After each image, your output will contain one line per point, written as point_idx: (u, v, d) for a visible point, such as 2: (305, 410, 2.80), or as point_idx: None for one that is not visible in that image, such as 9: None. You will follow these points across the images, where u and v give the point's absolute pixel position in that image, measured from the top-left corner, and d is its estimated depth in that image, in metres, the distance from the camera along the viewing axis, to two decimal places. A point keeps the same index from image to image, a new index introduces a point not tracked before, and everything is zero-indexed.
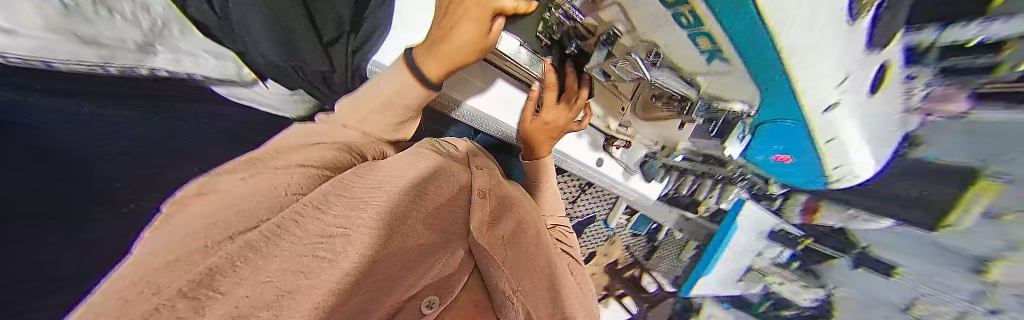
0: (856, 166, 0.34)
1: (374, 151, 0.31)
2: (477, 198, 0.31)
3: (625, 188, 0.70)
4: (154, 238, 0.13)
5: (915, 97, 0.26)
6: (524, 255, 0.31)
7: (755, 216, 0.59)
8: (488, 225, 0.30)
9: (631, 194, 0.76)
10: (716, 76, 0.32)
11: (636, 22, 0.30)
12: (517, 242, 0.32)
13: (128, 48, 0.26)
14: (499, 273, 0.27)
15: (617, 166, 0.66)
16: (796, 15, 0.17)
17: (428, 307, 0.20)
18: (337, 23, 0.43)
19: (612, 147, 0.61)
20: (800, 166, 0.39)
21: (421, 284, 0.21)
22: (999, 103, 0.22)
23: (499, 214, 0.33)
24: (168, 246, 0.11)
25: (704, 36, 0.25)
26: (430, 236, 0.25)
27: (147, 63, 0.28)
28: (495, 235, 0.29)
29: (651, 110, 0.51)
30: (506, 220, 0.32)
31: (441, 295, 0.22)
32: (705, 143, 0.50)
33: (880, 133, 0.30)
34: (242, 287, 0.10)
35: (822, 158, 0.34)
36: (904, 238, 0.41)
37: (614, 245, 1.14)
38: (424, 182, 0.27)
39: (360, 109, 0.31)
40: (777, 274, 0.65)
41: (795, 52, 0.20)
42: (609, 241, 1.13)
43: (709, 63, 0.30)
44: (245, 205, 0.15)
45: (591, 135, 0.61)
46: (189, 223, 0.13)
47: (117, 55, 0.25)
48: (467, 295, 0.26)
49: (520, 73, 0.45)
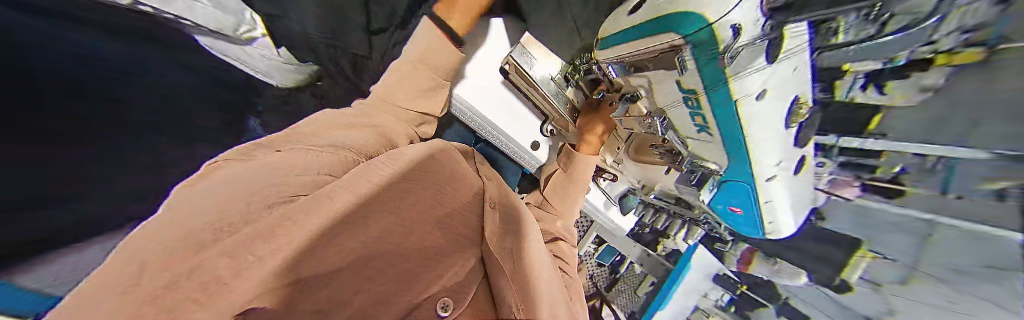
0: (783, 224, 0.35)
1: (402, 138, 0.40)
2: (488, 209, 0.39)
3: (605, 217, 0.82)
4: (171, 205, 0.19)
5: (824, 179, 0.34)
6: (523, 267, 0.36)
7: (704, 259, 0.68)
8: (495, 234, 0.36)
9: (608, 225, 0.85)
10: (701, 143, 0.32)
11: (656, 93, 0.33)
12: (516, 254, 0.36)
13: None
14: (505, 282, 0.31)
15: (601, 194, 0.79)
16: (756, 128, 0.21)
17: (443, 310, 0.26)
18: (388, 18, 0.58)
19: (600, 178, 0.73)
20: (745, 220, 0.38)
21: (437, 286, 0.27)
22: (877, 195, 0.31)
23: (502, 227, 0.39)
24: (171, 231, 0.16)
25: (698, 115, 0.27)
26: (445, 238, 0.32)
27: None
28: (502, 246, 0.36)
29: (642, 153, 0.57)
30: (508, 236, 0.38)
31: (459, 291, 0.28)
32: (685, 189, 0.48)
33: (801, 202, 0.33)
34: (246, 273, 0.15)
35: (762, 218, 0.35)
36: (818, 293, 0.43)
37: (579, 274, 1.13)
38: (438, 189, 0.34)
39: (402, 76, 0.43)
40: (717, 316, 0.68)
41: (756, 141, 0.22)
42: None
43: (699, 133, 0.30)
44: (252, 193, 0.21)
45: None
46: (196, 198, 0.20)
47: None
48: (475, 306, 0.29)
49: (543, 101, 0.63)
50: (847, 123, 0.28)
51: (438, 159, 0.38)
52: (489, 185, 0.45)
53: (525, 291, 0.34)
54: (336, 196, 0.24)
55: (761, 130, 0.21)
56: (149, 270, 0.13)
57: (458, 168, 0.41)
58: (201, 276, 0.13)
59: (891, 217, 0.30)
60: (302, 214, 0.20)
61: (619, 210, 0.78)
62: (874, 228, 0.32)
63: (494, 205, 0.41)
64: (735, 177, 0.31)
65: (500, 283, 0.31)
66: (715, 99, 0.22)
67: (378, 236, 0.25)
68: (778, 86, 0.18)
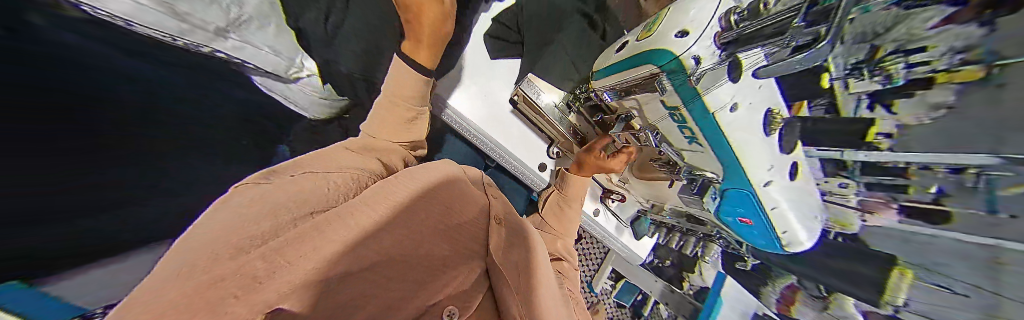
0: (801, 235, 0.35)
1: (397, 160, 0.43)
2: (493, 223, 0.39)
3: (619, 242, 0.81)
4: (219, 210, 0.21)
5: (851, 199, 0.29)
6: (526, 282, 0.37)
7: None
8: (501, 248, 0.37)
9: (624, 250, 0.85)
10: (697, 154, 0.41)
11: (648, 113, 0.46)
12: (520, 271, 0.37)
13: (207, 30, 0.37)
14: (508, 294, 0.31)
15: (613, 218, 0.79)
16: (735, 129, 0.33)
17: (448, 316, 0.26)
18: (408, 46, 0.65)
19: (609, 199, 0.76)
20: (756, 231, 0.39)
21: (444, 293, 0.27)
22: (917, 219, 0.24)
23: (507, 243, 0.39)
24: (211, 241, 0.17)
25: (687, 129, 0.39)
26: (455, 249, 0.32)
27: (213, 43, 0.39)
28: (508, 260, 0.36)
29: (646, 171, 0.60)
30: (513, 250, 0.39)
31: (464, 301, 0.29)
32: (688, 199, 0.50)
33: (806, 213, 0.33)
34: (281, 277, 0.16)
35: (774, 226, 0.36)
36: None
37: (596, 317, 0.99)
38: (449, 200, 0.35)
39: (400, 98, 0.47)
40: None
41: (735, 131, 0.33)
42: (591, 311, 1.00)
43: (690, 144, 0.41)
44: (285, 204, 0.23)
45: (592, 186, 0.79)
46: (237, 206, 0.21)
47: (189, 34, 0.35)
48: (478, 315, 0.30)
49: (552, 129, 0.70)
50: (837, 133, 0.28)
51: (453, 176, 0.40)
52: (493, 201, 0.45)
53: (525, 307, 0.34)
54: (356, 211, 0.25)
55: (738, 131, 0.33)
56: (203, 268, 0.14)
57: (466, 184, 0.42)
58: (237, 276, 0.14)
59: (936, 245, 0.23)
60: (329, 223, 0.22)
61: (633, 234, 0.80)
62: (926, 249, 0.23)
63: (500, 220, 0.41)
64: (736, 184, 0.37)
65: (505, 292, 0.31)
66: (697, 113, 0.35)
67: (389, 241, 0.25)
68: (744, 102, 0.32)
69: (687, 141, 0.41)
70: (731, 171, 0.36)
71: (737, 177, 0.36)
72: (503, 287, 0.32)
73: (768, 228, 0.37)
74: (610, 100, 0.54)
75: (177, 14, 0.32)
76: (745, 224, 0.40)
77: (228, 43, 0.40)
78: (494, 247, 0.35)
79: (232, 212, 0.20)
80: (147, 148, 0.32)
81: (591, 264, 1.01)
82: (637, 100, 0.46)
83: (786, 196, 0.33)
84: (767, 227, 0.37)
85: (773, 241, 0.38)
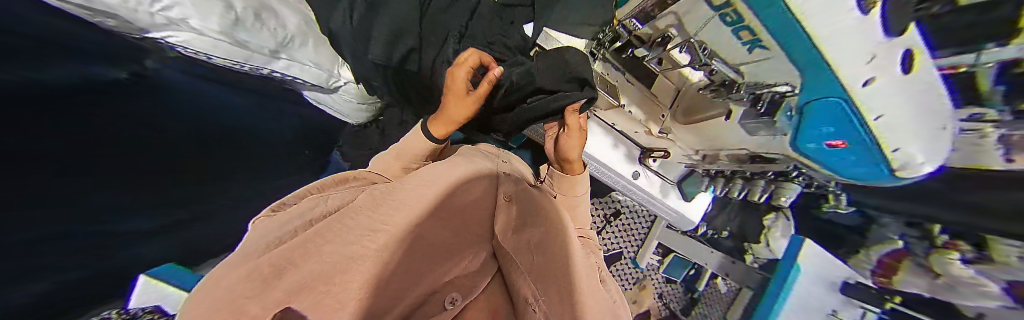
0: (915, 149, 0.31)
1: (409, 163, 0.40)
2: (502, 202, 0.34)
3: (663, 206, 0.73)
4: (254, 233, 0.25)
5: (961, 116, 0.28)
6: (551, 262, 0.30)
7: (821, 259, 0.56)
8: (509, 228, 0.30)
9: (670, 214, 0.77)
10: (758, 63, 0.34)
11: (687, 25, 0.38)
12: (542, 249, 0.31)
13: (263, 53, 0.43)
14: (520, 275, 0.23)
15: (657, 180, 0.69)
16: (823, 22, 0.23)
17: (451, 303, 0.19)
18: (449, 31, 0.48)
19: (650, 159, 0.65)
20: (854, 152, 0.34)
21: (446, 279, 0.22)
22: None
23: (522, 221, 0.33)
24: (246, 253, 0.21)
25: (745, 30, 0.31)
26: (461, 235, 0.27)
27: (268, 65, 0.46)
28: (521, 240, 0.29)
29: (694, 112, 0.52)
30: (531, 227, 0.32)
31: (469, 287, 0.22)
32: (754, 125, 0.41)
33: (935, 132, 0.29)
34: (292, 274, 0.17)
35: (881, 138, 0.30)
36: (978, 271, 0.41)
37: (644, 292, 0.93)
38: (457, 183, 0.31)
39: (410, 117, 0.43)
40: None
41: (831, 37, 0.24)
42: (638, 286, 0.94)
43: (750, 53, 0.34)
44: (293, 220, 0.26)
45: (628, 148, 0.67)
46: (268, 227, 0.25)
47: (250, 58, 0.43)
48: (488, 297, 0.23)
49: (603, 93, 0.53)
50: (950, 29, 0.24)
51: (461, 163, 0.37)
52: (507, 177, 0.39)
53: (557, 294, 0.26)
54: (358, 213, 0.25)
55: (835, 33, 0.23)
56: (230, 276, 0.17)
57: (471, 165, 0.37)
58: (253, 281, 0.16)
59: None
60: (330, 230, 0.22)
61: (681, 196, 0.71)
62: None
63: (515, 197, 0.36)
64: (822, 92, 0.29)
65: (520, 281, 0.23)
66: (764, 14, 0.26)
67: (387, 229, 0.22)
68: None
69: (746, 49, 0.33)
70: (817, 78, 0.28)
71: (826, 86, 0.29)
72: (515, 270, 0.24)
73: (876, 147, 0.31)
74: (641, 27, 0.45)
75: (235, 41, 0.39)
76: (835, 146, 0.35)
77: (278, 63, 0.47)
78: (499, 226, 0.29)
79: (261, 235, 0.24)
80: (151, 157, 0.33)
81: (635, 240, 0.96)
82: (675, 11, 0.38)
83: (893, 98, 0.26)
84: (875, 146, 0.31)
85: (879, 161, 0.33)
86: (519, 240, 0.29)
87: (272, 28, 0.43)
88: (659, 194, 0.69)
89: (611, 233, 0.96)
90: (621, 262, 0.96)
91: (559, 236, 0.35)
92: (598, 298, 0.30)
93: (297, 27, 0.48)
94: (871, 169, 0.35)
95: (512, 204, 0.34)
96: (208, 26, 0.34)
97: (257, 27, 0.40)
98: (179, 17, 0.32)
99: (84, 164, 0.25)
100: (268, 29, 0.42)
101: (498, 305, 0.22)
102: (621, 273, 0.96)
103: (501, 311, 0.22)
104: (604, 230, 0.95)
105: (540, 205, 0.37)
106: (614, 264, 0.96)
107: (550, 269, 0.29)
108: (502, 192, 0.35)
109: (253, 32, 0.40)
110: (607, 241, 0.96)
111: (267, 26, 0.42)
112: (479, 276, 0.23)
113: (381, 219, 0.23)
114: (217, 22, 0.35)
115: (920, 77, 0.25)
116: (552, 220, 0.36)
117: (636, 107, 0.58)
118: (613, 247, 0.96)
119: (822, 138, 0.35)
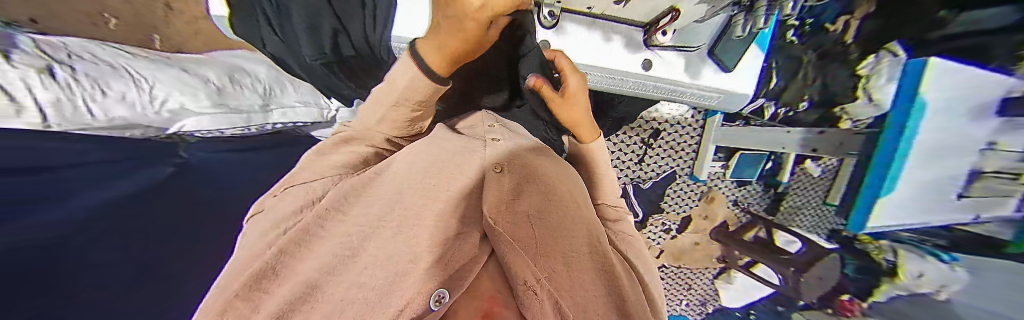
0: None
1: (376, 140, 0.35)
2: (495, 171, 0.25)
3: (698, 90, 0.60)
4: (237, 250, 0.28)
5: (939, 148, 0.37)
6: (559, 232, 0.23)
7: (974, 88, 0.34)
8: (504, 200, 0.22)
9: (711, 98, 0.63)
10: None
11: None
12: (551, 217, 0.24)
13: (256, 110, 0.61)
14: (516, 253, 0.18)
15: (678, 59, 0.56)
16: None
17: (438, 302, 0.13)
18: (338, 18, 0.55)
19: (656, 36, 0.51)
20: None
21: (426, 265, 0.16)
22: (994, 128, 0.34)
23: (526, 186, 0.25)
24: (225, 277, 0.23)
25: None
26: (455, 215, 0.21)
27: (268, 119, 0.63)
28: (519, 210, 0.22)
29: None
30: (533, 193, 0.25)
31: (462, 270, 0.17)
32: None
33: None
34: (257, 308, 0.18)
35: None
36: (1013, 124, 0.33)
37: (714, 204, 0.87)
38: (439, 163, 0.26)
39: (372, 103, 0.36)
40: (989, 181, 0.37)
41: None
42: (705, 199, 0.87)
43: None
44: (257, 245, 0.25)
45: (625, 35, 0.55)
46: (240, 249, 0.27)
47: (252, 118, 0.60)
48: (486, 286, 0.18)
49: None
50: None
51: (438, 138, 0.31)
52: (499, 142, 0.30)
53: (563, 267, 0.21)
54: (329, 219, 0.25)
55: None
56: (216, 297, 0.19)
57: (450, 138, 0.31)
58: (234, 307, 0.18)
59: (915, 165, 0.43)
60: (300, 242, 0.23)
61: (720, 70, 0.58)
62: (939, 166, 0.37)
63: (512, 164, 0.26)
64: None
65: (516, 267, 0.18)
66: None
67: (362, 230, 0.22)
68: None
69: None
70: None
71: None
72: (514, 253, 0.18)
73: None
74: None
75: (229, 106, 0.57)
76: None
77: (274, 113, 0.64)
78: (491, 204, 0.21)
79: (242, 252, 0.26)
80: (37, 247, 0.30)
81: (688, 152, 0.84)
82: None
83: None
84: None
85: None
86: (519, 211, 0.22)
87: (253, 88, 0.63)
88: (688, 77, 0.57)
89: (656, 156, 0.84)
90: (677, 182, 0.87)
91: (571, 199, 0.28)
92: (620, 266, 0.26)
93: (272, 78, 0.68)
94: None
95: (511, 171, 0.25)
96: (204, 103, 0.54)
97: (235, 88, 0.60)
98: (176, 105, 0.51)
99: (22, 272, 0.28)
100: (247, 89, 0.62)
101: (495, 292, 0.18)
102: (679, 193, 0.88)
103: (500, 298, 0.17)
104: (647, 155, 0.83)
105: (547, 168, 0.29)
106: (669, 187, 0.88)
107: (565, 238, 0.23)
108: (492, 161, 0.26)
109: (234, 98, 0.59)
110: (653, 166, 0.85)
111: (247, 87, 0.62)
112: (472, 265, 0.18)
113: (371, 222, 0.22)
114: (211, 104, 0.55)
115: None
116: (563, 182, 0.29)
117: None
118: (662, 170, 0.87)
119: None
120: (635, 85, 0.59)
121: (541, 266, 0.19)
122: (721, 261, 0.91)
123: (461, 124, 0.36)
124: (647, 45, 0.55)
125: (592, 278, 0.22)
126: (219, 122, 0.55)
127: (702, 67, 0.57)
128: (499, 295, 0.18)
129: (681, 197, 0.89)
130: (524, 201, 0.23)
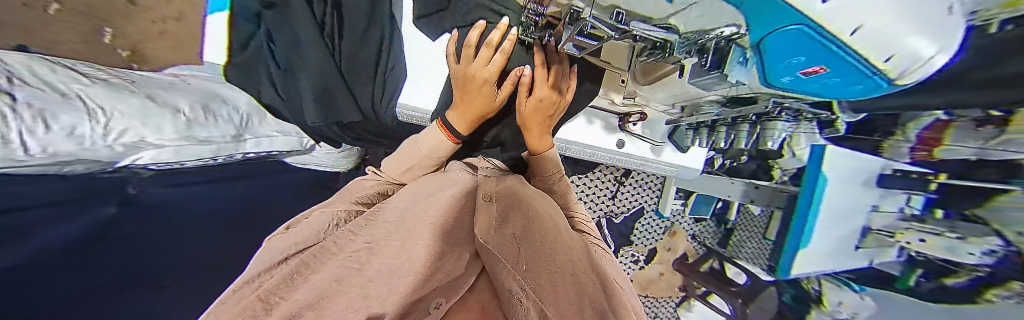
0: (841, 202, 0.50)
1: (371, 193, 0.40)
2: (484, 201, 0.33)
3: (660, 165, 0.67)
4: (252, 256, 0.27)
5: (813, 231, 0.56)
6: (541, 248, 0.27)
7: (840, 160, 0.48)
8: (492, 226, 0.29)
9: (670, 169, 0.71)
10: (689, 9, 0.27)
11: None
12: (529, 237, 0.29)
13: (82, 113, 0.29)
14: (504, 267, 0.23)
15: (645, 145, 0.63)
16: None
17: (437, 307, 0.17)
18: (322, 81, 0.54)
19: (629, 124, 0.59)
20: (810, 194, 0.50)
21: (429, 286, 0.19)
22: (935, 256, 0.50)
23: (508, 214, 0.32)
24: None
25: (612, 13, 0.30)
26: (437, 238, 0.25)
27: (69, 114, 0.28)
28: (505, 234, 0.27)
29: (650, 71, 0.47)
30: (515, 218, 0.31)
31: (455, 282, 0.21)
32: (705, 83, 0.36)
33: (936, 32, 0.14)
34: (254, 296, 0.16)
35: (873, 59, 0.16)
36: (837, 234, 0.52)
37: (676, 238, 1.01)
38: (431, 202, 0.31)
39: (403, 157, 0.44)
40: (807, 264, 0.54)
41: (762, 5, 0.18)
42: (668, 234, 1.01)
43: (675, 2, 0.26)
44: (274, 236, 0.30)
45: (603, 119, 0.61)
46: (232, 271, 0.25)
47: (85, 115, 0.29)
48: (476, 297, 0.22)
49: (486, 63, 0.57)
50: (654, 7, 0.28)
51: (440, 181, 0.38)
52: (492, 183, 0.39)
53: (551, 282, 0.23)
54: (340, 240, 0.25)
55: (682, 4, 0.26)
56: None
57: (450, 188, 0.35)
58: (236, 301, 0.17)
59: (848, 257, 0.54)
60: (312, 263, 0.22)
61: (675, 150, 0.65)
62: (844, 257, 0.54)
63: (498, 196, 0.36)
64: (786, 18, 0.16)
65: (506, 277, 0.22)
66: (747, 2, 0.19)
67: (365, 255, 0.22)
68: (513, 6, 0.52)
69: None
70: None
71: (771, 13, 0.18)
72: (502, 267, 0.23)
73: (818, 201, 0.49)
74: (545, 8, 0.41)
75: (92, 117, 0.30)
76: (817, 183, 0.48)
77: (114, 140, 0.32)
78: (482, 228, 0.28)
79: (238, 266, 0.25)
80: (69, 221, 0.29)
81: (655, 190, 0.96)
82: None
83: (904, 14, 0.13)
84: (815, 202, 0.49)
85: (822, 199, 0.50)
86: (505, 235, 0.28)
87: (78, 122, 0.28)
88: (652, 154, 0.64)
89: (628, 193, 0.94)
90: (645, 216, 0.97)
91: (549, 221, 0.33)
92: (602, 289, 0.26)
93: (104, 93, 0.33)
94: (808, 187, 0.50)
95: (497, 203, 0.34)
96: (82, 144, 0.28)
97: (64, 110, 0.28)
98: (135, 139, 0.33)
99: (106, 254, 0.30)
100: (71, 121, 0.28)
101: (484, 304, 0.21)
102: (648, 226, 0.99)
103: (489, 309, 0.21)
104: (619, 192, 0.92)
105: (523, 208, 0.34)
106: (638, 220, 0.98)
107: (546, 257, 0.26)
108: (485, 196, 0.34)
109: (64, 110, 0.28)
110: (626, 200, 0.94)
111: (68, 119, 0.28)
112: (462, 279, 0.22)
113: (362, 260, 0.21)
114: (85, 146, 0.29)
115: (852, 22, 0.14)
116: (535, 209, 0.35)
117: (591, 83, 0.52)
118: (633, 205, 0.96)
119: (817, 182, 0.49)
120: (604, 155, 0.65)
121: (527, 279, 0.22)
122: (682, 290, 1.04)
123: (455, 168, 0.45)
124: (622, 128, 0.61)
125: (569, 291, 0.23)
126: (91, 149, 0.29)
127: (663, 146, 0.64)
128: (485, 309, 0.21)
129: (650, 230, 0.99)
130: (508, 224, 0.29)
